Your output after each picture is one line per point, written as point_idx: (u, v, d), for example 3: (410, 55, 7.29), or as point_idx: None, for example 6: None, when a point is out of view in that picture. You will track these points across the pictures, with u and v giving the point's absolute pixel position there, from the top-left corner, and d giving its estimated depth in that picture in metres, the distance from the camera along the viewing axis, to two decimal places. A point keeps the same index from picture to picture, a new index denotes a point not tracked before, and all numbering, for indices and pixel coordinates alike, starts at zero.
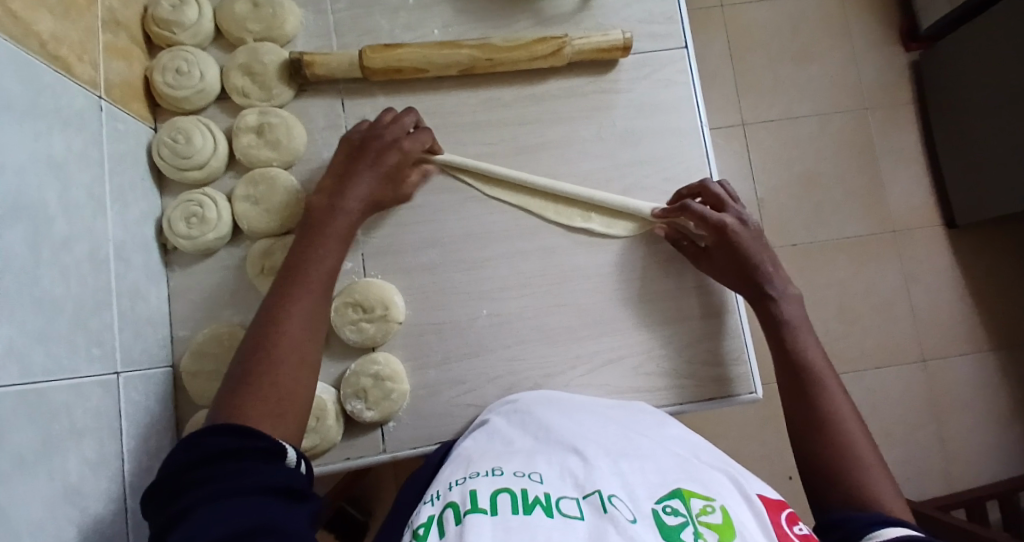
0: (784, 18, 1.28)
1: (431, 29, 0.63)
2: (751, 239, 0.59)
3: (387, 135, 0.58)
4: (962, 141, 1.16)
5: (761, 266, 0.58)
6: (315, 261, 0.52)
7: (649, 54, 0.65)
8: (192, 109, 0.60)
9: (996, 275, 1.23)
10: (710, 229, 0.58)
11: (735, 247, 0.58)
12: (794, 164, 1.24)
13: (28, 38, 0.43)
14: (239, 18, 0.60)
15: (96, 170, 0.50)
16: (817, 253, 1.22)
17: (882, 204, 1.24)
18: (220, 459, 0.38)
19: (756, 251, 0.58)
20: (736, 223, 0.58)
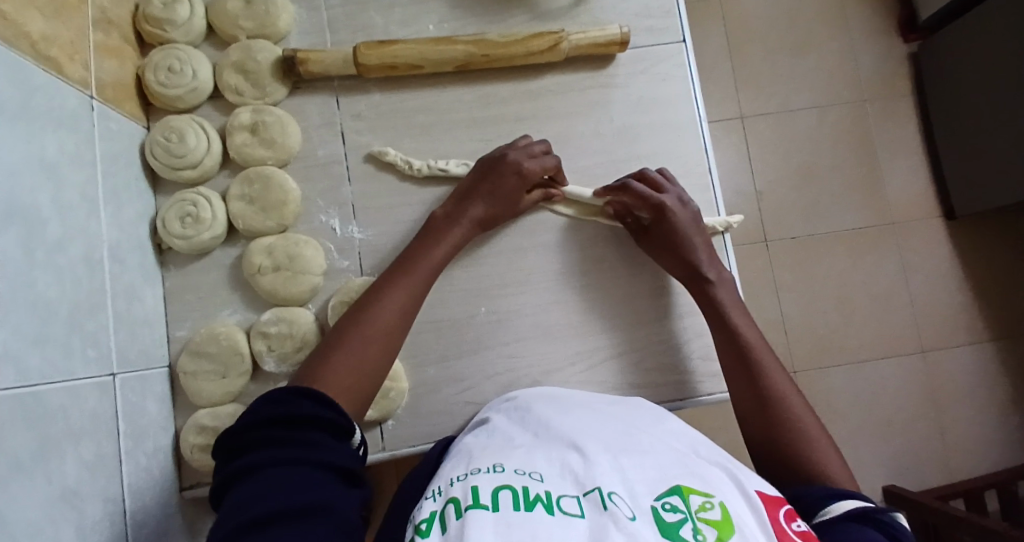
0: (783, 8, 1.27)
1: (426, 25, 0.62)
2: (687, 221, 0.58)
3: (513, 155, 0.58)
4: (961, 132, 1.16)
5: (693, 248, 0.58)
6: (422, 264, 0.54)
7: (646, 49, 0.64)
8: (185, 107, 0.59)
9: (994, 265, 1.23)
10: (645, 203, 0.58)
11: (667, 225, 0.58)
12: (793, 156, 1.24)
13: (17, 38, 0.42)
14: (231, 14, 0.59)
15: (90, 172, 0.50)
16: (815, 245, 1.22)
17: (881, 195, 1.24)
18: (286, 424, 0.39)
19: (689, 233, 0.58)
20: (670, 201, 0.58)
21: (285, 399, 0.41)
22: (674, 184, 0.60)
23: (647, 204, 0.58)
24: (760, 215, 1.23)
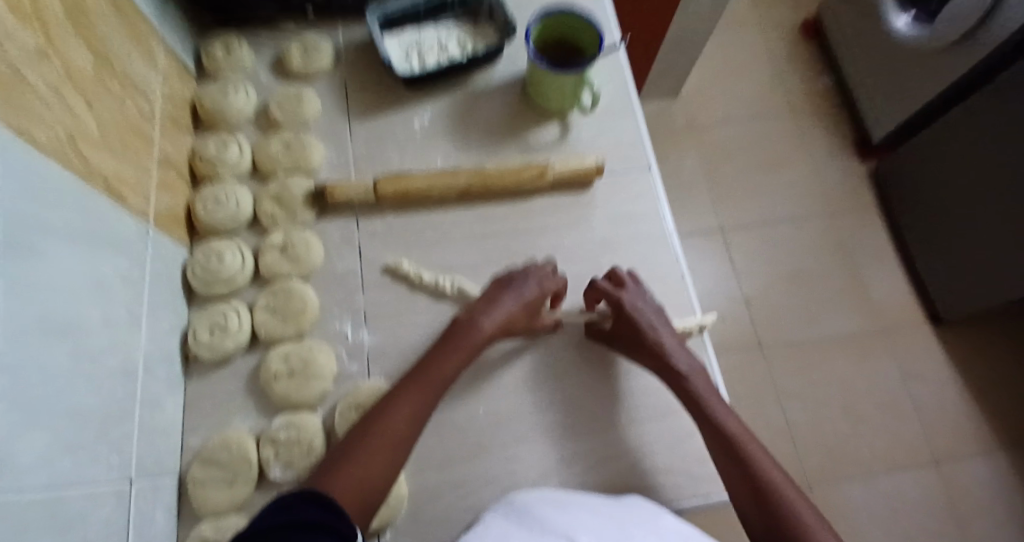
0: (750, 136, 1.50)
1: (435, 159, 0.72)
2: (652, 317, 0.64)
3: (532, 271, 0.65)
4: (930, 237, 1.30)
5: (661, 341, 0.62)
6: (439, 369, 0.58)
7: (620, 173, 0.74)
8: (224, 232, 0.67)
9: (993, 373, 1.28)
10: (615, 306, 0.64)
11: (637, 324, 0.63)
12: (778, 264, 1.37)
13: (92, 177, 0.49)
14: (272, 156, 0.70)
15: (134, 288, 0.55)
16: (811, 349, 1.29)
17: (869, 300, 1.33)
18: (298, 528, 0.42)
19: (655, 327, 0.63)
20: (633, 301, 0.64)
21: (297, 505, 0.44)
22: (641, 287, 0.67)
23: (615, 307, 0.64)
24: (751, 319, 1.32)
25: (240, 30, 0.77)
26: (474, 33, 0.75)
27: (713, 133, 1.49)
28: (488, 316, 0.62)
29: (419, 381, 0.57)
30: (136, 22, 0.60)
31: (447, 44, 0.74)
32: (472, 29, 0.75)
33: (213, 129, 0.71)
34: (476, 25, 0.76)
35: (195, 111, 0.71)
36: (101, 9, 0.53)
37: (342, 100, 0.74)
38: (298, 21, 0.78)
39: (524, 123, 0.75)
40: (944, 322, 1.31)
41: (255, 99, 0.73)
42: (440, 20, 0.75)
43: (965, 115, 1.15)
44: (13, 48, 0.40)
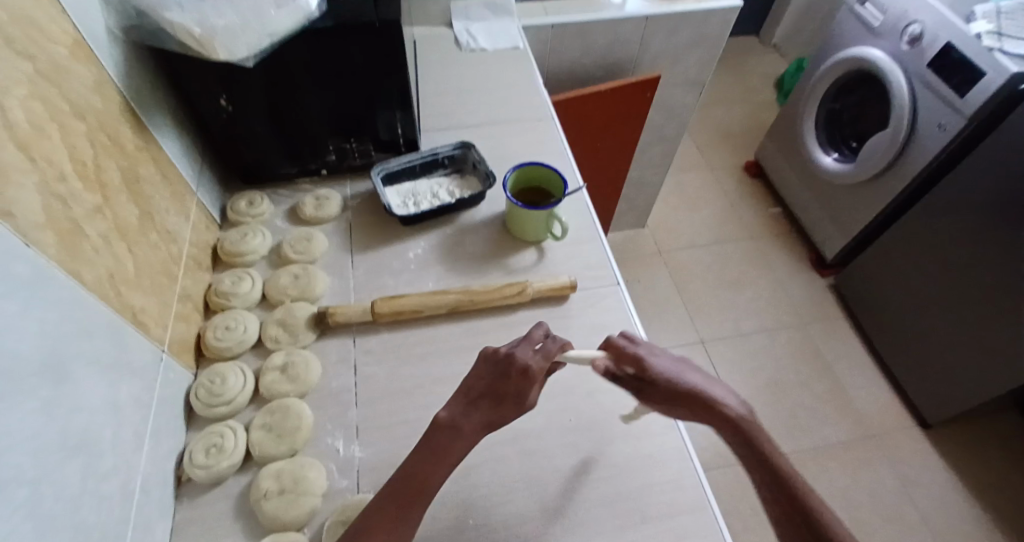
0: (712, 257, 1.72)
1: (427, 282, 0.77)
2: (684, 370, 0.61)
3: (514, 358, 0.56)
4: (896, 343, 1.45)
5: (703, 392, 0.59)
6: (422, 489, 0.52)
7: (591, 289, 0.78)
8: (230, 357, 0.71)
9: (985, 473, 1.33)
10: (644, 367, 0.61)
11: (670, 381, 0.60)
12: (760, 374, 1.47)
13: (123, 310, 0.55)
14: (281, 285, 0.75)
15: (142, 411, 0.58)
16: (808, 461, 1.34)
17: (853, 408, 1.43)
18: None
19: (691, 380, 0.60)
20: (659, 355, 0.62)
21: None
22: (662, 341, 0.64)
23: (642, 366, 0.61)
24: None
25: (265, 188, 0.85)
26: (461, 183, 0.85)
27: (680, 260, 1.71)
28: (470, 418, 0.54)
29: (398, 493, 0.52)
30: (179, 184, 0.70)
31: (438, 191, 0.83)
32: (460, 180, 0.85)
33: (228, 267, 0.77)
34: (463, 177, 0.85)
35: (215, 252, 0.77)
36: (150, 175, 0.63)
37: (346, 237, 0.81)
38: (314, 178, 0.86)
39: (506, 249, 0.81)
40: (936, 424, 1.38)
41: (270, 241, 0.79)
42: (433, 174, 0.85)
43: (905, 232, 1.37)
44: (76, 206, 0.50)
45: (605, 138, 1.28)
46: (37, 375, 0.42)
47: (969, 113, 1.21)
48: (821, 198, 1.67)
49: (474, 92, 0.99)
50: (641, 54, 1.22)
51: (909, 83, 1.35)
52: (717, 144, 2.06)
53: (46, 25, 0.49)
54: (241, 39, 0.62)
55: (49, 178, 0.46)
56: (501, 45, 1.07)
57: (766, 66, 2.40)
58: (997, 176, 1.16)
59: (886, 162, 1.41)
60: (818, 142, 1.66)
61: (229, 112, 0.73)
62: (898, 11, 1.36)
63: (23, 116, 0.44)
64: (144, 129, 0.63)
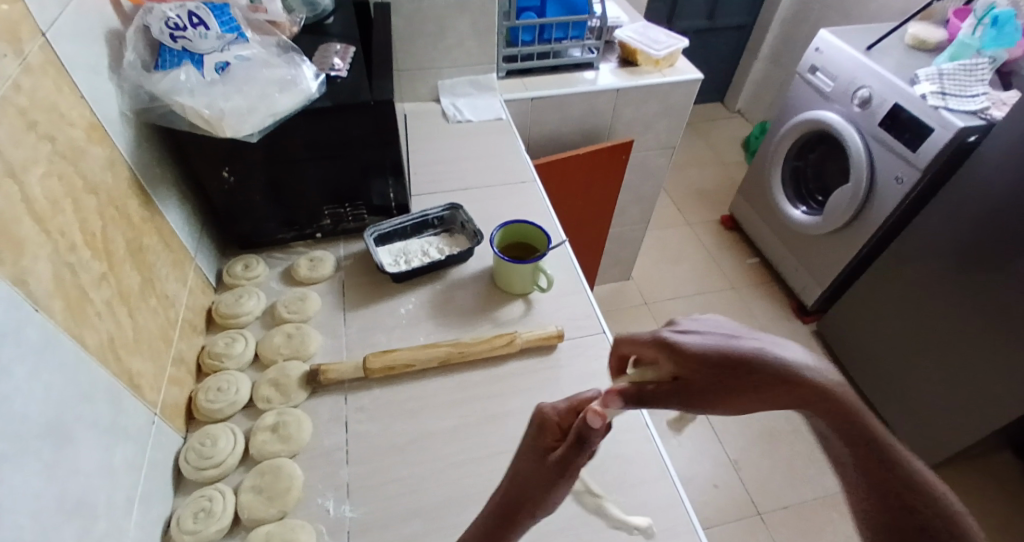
0: (695, 307, 1.76)
1: (418, 337, 0.78)
2: (723, 330, 0.46)
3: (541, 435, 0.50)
4: (884, 388, 1.47)
5: (749, 346, 0.44)
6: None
7: (577, 339, 0.79)
8: (221, 419, 0.69)
9: (988, 516, 1.33)
10: (675, 344, 0.46)
11: (707, 345, 0.45)
12: (752, 423, 1.48)
13: (122, 375, 0.56)
14: (274, 345, 0.74)
15: (134, 473, 0.56)
16: (808, 512, 1.33)
17: None
18: None
19: (732, 337, 0.45)
20: (687, 328, 0.48)
21: None
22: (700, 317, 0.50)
23: (665, 347, 0.47)
24: (743, 482, 1.37)
25: (261, 252, 0.87)
26: (450, 241, 0.88)
27: (668, 312, 1.74)
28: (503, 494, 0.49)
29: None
30: (179, 252, 0.73)
31: (429, 249, 0.86)
32: (449, 238, 0.88)
33: (223, 329, 0.77)
34: (452, 235, 0.89)
35: (210, 315, 0.78)
36: (154, 243, 0.66)
37: (340, 296, 0.82)
38: (309, 242, 0.89)
39: (495, 303, 0.82)
40: (932, 468, 1.39)
41: (265, 302, 0.80)
42: (423, 234, 0.88)
43: (880, 277, 1.43)
44: (84, 274, 0.53)
45: (587, 197, 1.34)
46: (37, 438, 0.44)
47: (922, 166, 1.30)
48: (795, 250, 1.74)
49: (459, 160, 1.05)
50: (614, 122, 1.30)
51: (864, 141, 1.45)
52: (694, 201, 2.15)
53: (67, 111, 0.54)
54: (247, 118, 0.66)
55: (61, 248, 0.50)
56: (486, 117, 1.14)
57: (734, 130, 2.54)
58: (955, 223, 1.24)
59: (851, 214, 1.49)
60: (786, 197, 1.75)
61: (230, 183, 0.78)
62: (848, 77, 1.47)
63: (40, 192, 0.48)
64: (150, 201, 0.67)
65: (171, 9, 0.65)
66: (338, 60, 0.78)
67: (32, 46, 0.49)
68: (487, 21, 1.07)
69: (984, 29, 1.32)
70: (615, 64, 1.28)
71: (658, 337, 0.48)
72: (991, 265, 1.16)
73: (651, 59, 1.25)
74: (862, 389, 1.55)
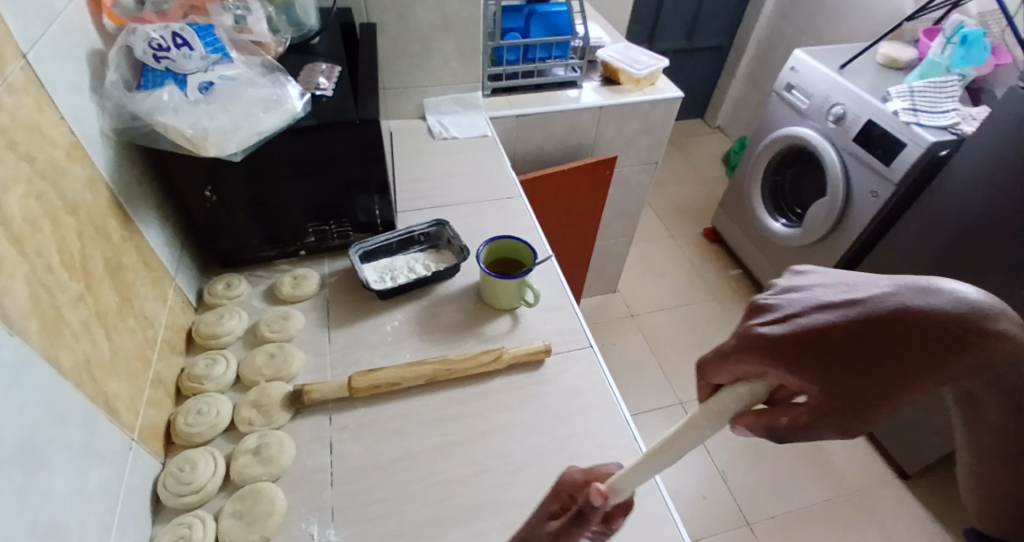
0: (680, 320, 1.78)
1: (403, 355, 0.77)
2: (838, 292, 0.30)
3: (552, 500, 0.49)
4: None
5: (911, 302, 0.27)
6: None
7: (564, 354, 0.79)
8: (201, 442, 0.66)
9: None
10: (781, 351, 0.30)
11: (825, 336, 0.29)
12: (739, 435, 1.49)
13: (99, 398, 0.55)
14: (256, 365, 0.73)
15: (110, 498, 0.55)
16: (796, 523, 1.33)
17: (834, 465, 1.44)
18: None
19: (859, 301, 0.28)
20: (782, 311, 0.31)
21: None
22: (781, 285, 0.34)
23: (771, 353, 0.31)
24: (731, 493, 1.37)
25: (243, 270, 0.86)
26: (436, 258, 0.88)
27: (653, 324, 1.75)
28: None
29: None
30: (159, 272, 0.71)
31: (414, 265, 0.86)
32: (435, 254, 0.88)
33: (204, 349, 0.76)
34: (438, 252, 0.89)
35: (190, 335, 0.77)
36: (133, 263, 0.65)
37: (324, 314, 0.81)
38: (293, 259, 0.88)
39: (481, 319, 0.82)
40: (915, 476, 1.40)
41: (247, 321, 0.79)
42: (409, 250, 0.88)
43: None
44: (61, 294, 0.51)
45: (571, 213, 1.35)
46: (10, 464, 0.43)
47: (896, 180, 1.33)
48: (776, 262, 1.77)
49: (444, 177, 1.05)
50: (597, 139, 1.31)
51: (840, 155, 1.48)
52: (677, 215, 2.18)
53: (48, 130, 0.53)
54: (231, 138, 0.66)
55: (38, 268, 0.49)
56: (471, 134, 1.15)
57: (714, 145, 2.59)
58: (931, 234, 1.26)
59: (829, 226, 1.52)
60: (766, 210, 1.78)
61: (213, 202, 0.77)
62: (822, 95, 1.51)
63: (18, 212, 0.47)
64: (130, 221, 0.66)
65: (154, 29, 0.65)
66: (323, 79, 0.78)
67: (14, 65, 0.49)
68: (470, 40, 1.09)
69: (952, 48, 1.38)
70: (597, 83, 1.30)
71: (751, 341, 0.32)
72: (966, 275, 1.19)
73: (632, 78, 1.27)
74: None
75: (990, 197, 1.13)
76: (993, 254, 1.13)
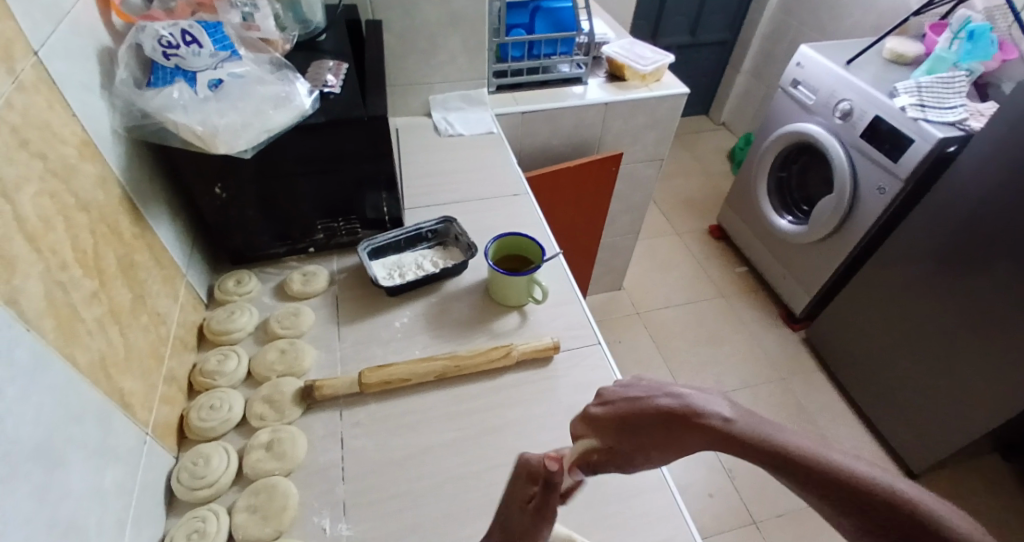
0: (686, 316, 1.78)
1: (414, 351, 0.77)
2: (636, 390, 0.51)
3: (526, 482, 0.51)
4: (875, 396, 1.48)
5: (665, 406, 0.49)
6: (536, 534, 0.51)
7: (573, 349, 0.79)
8: (214, 437, 0.67)
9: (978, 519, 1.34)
10: (599, 424, 0.52)
11: (627, 416, 0.50)
12: None
13: (113, 394, 0.55)
14: (267, 361, 0.73)
15: (125, 495, 0.55)
16: (802, 517, 1.33)
17: None
18: None
19: (644, 399, 0.50)
20: (604, 398, 0.53)
21: None
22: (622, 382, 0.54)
23: (591, 420, 0.53)
24: (737, 488, 1.38)
25: (253, 267, 0.86)
26: (444, 254, 0.88)
27: (659, 320, 1.76)
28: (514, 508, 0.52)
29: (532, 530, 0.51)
30: (171, 269, 0.72)
31: (423, 262, 0.86)
32: (443, 251, 0.88)
33: (215, 345, 0.76)
34: (446, 248, 0.89)
35: (201, 331, 0.77)
36: (145, 261, 0.66)
37: (333, 310, 0.82)
38: (302, 256, 0.88)
39: (490, 315, 0.82)
40: (921, 472, 1.41)
41: (257, 317, 0.80)
42: (417, 247, 0.88)
43: (865, 283, 1.46)
44: (75, 292, 0.52)
45: (577, 209, 1.35)
46: (27, 459, 0.43)
47: (904, 176, 1.32)
48: (782, 258, 1.76)
49: (451, 173, 1.05)
50: (603, 135, 1.31)
51: (846, 151, 1.48)
52: (683, 211, 2.18)
53: (59, 129, 0.53)
54: (241, 135, 0.67)
55: (52, 266, 0.49)
56: (478, 130, 1.15)
57: (719, 141, 2.58)
58: (938, 229, 1.26)
59: (835, 222, 1.51)
60: (772, 206, 1.78)
61: (222, 199, 0.77)
62: (828, 91, 1.51)
63: (32, 211, 0.48)
64: (141, 218, 0.66)
65: (163, 27, 0.65)
66: (331, 76, 0.78)
67: (24, 64, 0.49)
68: (477, 37, 1.09)
69: (959, 42, 1.37)
70: (603, 79, 1.30)
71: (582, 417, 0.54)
72: (973, 271, 1.19)
73: (638, 74, 1.27)
74: (852, 395, 1.56)
75: (997, 192, 1.13)
76: (999, 249, 1.13)
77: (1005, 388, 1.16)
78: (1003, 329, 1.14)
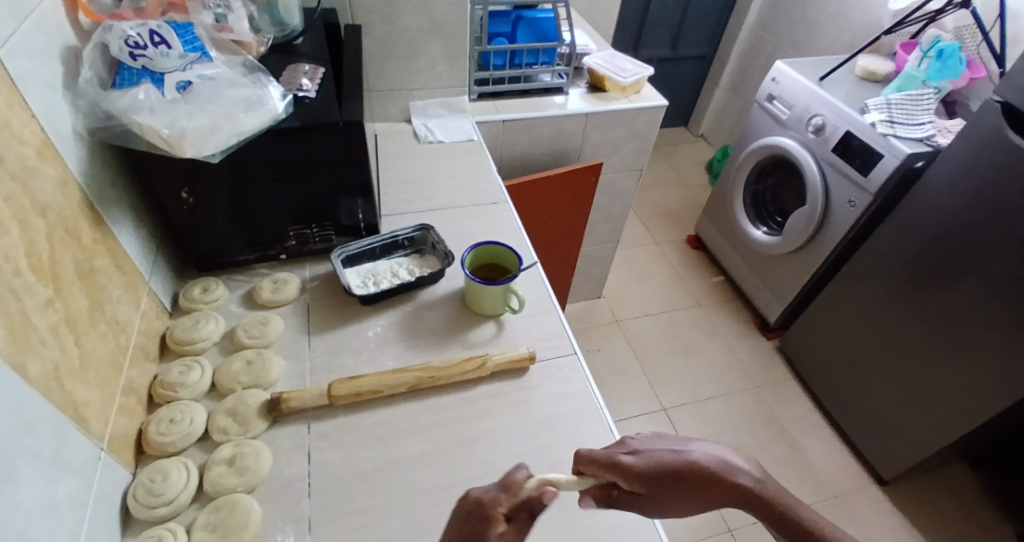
0: (663, 325, 1.79)
1: (386, 361, 0.75)
2: (665, 444, 0.55)
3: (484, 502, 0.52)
4: (846, 405, 1.50)
5: (703, 464, 0.53)
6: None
7: (548, 360, 0.78)
8: (174, 452, 0.64)
9: (947, 528, 1.36)
10: (635, 474, 0.53)
11: (670, 469, 0.53)
12: (721, 439, 1.50)
13: (68, 406, 0.53)
14: (233, 371, 0.71)
15: (79, 511, 0.52)
16: None
17: (814, 469, 1.46)
18: None
19: (677, 453, 0.54)
20: (635, 448, 0.55)
21: None
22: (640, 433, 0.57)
23: (621, 468, 0.53)
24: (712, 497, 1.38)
25: (221, 274, 0.84)
26: (420, 262, 0.87)
27: (637, 329, 1.76)
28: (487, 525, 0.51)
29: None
30: (133, 276, 0.69)
31: (398, 270, 0.84)
32: (419, 259, 0.87)
33: (177, 355, 0.74)
34: (422, 256, 0.88)
35: (164, 340, 0.74)
36: (105, 266, 0.63)
37: (304, 319, 0.80)
38: (272, 263, 0.86)
39: (465, 324, 0.81)
40: (891, 481, 1.43)
41: (223, 326, 0.77)
42: (393, 255, 0.87)
43: (837, 294, 1.48)
44: (29, 299, 0.49)
45: (555, 218, 1.35)
46: None
47: (874, 190, 1.35)
48: (757, 269, 1.78)
49: (429, 181, 1.04)
50: (583, 145, 1.31)
51: (819, 165, 1.51)
52: (661, 221, 2.19)
53: (18, 129, 0.51)
54: (209, 138, 0.65)
55: (5, 272, 0.47)
56: (457, 137, 1.14)
57: (697, 153, 2.62)
58: (906, 240, 1.29)
59: (808, 234, 1.54)
60: (747, 218, 1.80)
61: (190, 203, 0.75)
62: (803, 106, 1.54)
63: None
64: (102, 222, 0.64)
65: (130, 27, 0.63)
66: (306, 80, 0.77)
67: None
68: (458, 45, 1.08)
69: (929, 61, 1.41)
70: (584, 89, 1.30)
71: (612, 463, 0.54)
72: (942, 282, 1.21)
73: (618, 85, 1.28)
74: (825, 405, 1.58)
75: (967, 208, 1.15)
76: (967, 264, 1.15)
77: (974, 400, 1.18)
78: (971, 341, 1.17)
